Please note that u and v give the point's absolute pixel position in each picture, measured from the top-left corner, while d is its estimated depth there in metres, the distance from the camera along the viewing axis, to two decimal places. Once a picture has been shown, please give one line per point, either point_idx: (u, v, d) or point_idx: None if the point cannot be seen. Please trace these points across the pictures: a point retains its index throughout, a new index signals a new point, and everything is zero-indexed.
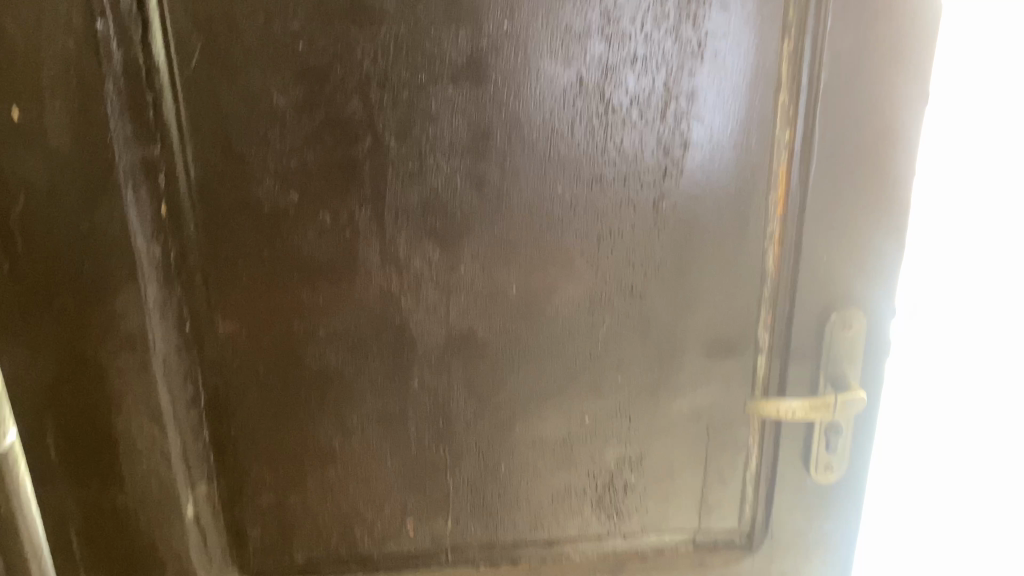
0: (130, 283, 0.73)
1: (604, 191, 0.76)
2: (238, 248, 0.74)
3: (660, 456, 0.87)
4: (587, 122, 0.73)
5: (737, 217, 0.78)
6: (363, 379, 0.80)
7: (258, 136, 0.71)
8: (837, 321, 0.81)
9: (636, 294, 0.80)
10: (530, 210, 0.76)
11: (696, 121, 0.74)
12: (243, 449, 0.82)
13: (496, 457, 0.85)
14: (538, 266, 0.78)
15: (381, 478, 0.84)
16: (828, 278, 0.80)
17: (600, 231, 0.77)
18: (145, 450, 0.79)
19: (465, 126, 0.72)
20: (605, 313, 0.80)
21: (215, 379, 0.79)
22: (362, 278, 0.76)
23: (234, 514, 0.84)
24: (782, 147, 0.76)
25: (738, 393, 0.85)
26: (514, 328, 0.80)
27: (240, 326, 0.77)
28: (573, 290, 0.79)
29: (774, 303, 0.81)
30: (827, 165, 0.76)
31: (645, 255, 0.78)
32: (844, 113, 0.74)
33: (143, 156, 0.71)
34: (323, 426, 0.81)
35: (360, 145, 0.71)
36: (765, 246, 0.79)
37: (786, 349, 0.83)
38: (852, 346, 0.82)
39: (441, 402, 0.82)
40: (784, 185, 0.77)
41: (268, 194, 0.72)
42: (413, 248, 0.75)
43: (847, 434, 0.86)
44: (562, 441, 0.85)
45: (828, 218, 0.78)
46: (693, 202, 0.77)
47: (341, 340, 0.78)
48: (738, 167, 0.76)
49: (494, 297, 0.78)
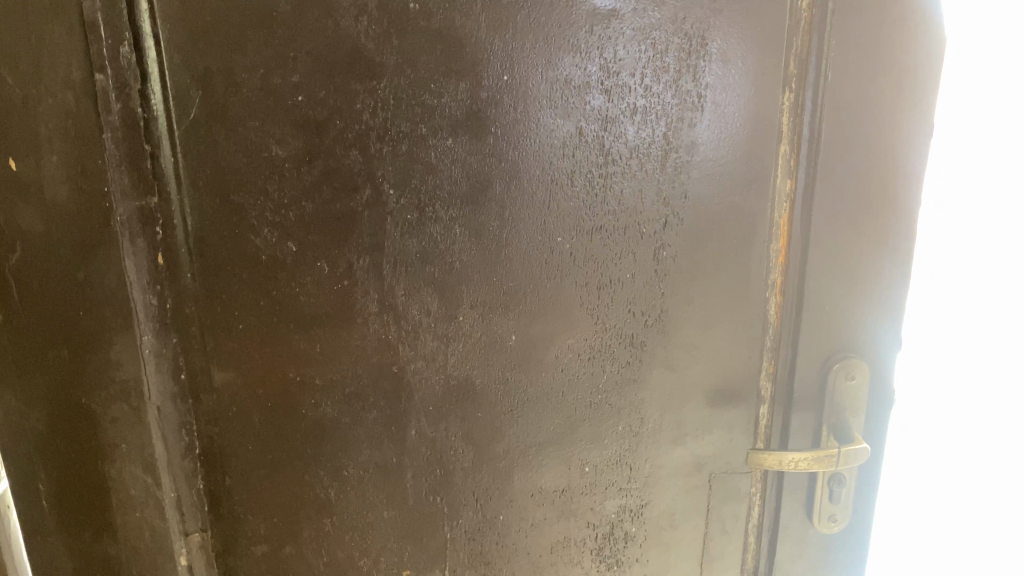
0: (125, 333, 0.72)
1: (604, 241, 0.75)
2: (235, 298, 0.74)
3: (662, 506, 0.85)
4: (586, 172, 0.73)
5: (738, 268, 0.77)
6: (360, 428, 0.79)
7: (256, 187, 0.70)
8: (841, 370, 0.80)
9: (637, 344, 0.79)
10: (529, 259, 0.75)
11: (697, 172, 0.73)
12: (237, 498, 0.80)
13: (494, 508, 0.84)
14: (537, 314, 0.77)
15: (377, 528, 0.83)
16: (832, 327, 0.79)
17: (600, 281, 0.76)
18: (138, 500, 0.78)
19: (464, 176, 0.71)
20: (606, 362, 0.79)
21: (210, 428, 0.78)
22: (360, 326, 0.75)
23: (227, 563, 0.83)
24: (782, 199, 0.76)
25: (740, 443, 0.84)
26: (512, 376, 0.79)
27: (236, 375, 0.76)
28: (572, 339, 0.78)
29: (776, 351, 0.81)
30: (829, 215, 0.75)
31: (646, 305, 0.77)
32: (845, 164, 0.74)
33: (140, 207, 0.70)
34: (319, 475, 0.80)
35: (359, 195, 0.71)
36: (767, 294, 0.79)
37: (788, 399, 0.82)
38: (855, 396, 0.81)
39: (439, 451, 0.81)
40: (785, 235, 0.77)
41: (266, 244, 0.72)
42: (411, 297, 0.75)
43: (850, 484, 0.85)
44: (561, 492, 0.83)
45: (832, 268, 0.77)
46: (694, 252, 0.76)
47: (338, 389, 0.77)
48: (739, 217, 0.75)
49: (493, 344, 0.78)
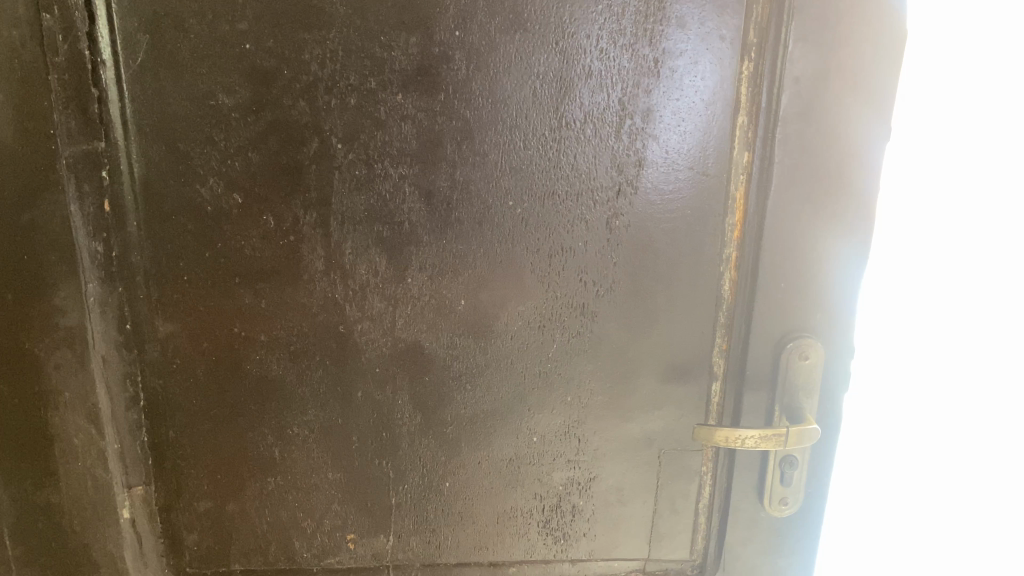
0: (70, 280, 0.72)
1: (557, 207, 0.74)
2: (180, 249, 0.73)
3: (610, 481, 0.84)
4: (539, 136, 0.71)
5: (692, 242, 0.76)
6: (305, 387, 0.78)
7: (202, 135, 0.70)
8: (794, 350, 0.78)
9: (588, 314, 0.78)
10: (480, 223, 0.74)
11: (651, 140, 0.72)
12: (180, 453, 0.80)
13: (441, 474, 0.83)
14: (487, 279, 0.76)
15: (321, 490, 0.82)
16: (788, 306, 0.77)
17: (552, 247, 0.75)
18: (81, 449, 0.78)
19: (414, 133, 0.70)
20: (556, 331, 0.78)
21: (155, 380, 0.78)
22: (306, 284, 0.75)
23: (170, 517, 0.83)
24: (740, 172, 0.74)
25: (691, 421, 0.83)
26: (461, 341, 0.78)
27: (180, 327, 0.76)
28: (522, 306, 0.77)
29: (729, 329, 0.79)
30: (786, 191, 0.73)
31: (597, 275, 0.76)
32: (804, 138, 0.71)
33: (87, 151, 0.70)
34: (263, 432, 0.80)
35: (306, 148, 0.71)
36: (722, 269, 0.77)
37: (741, 378, 0.80)
38: (808, 375, 0.79)
39: (385, 414, 0.80)
40: (741, 209, 0.75)
41: (212, 194, 0.72)
42: (359, 256, 0.74)
43: (801, 466, 0.83)
44: (508, 461, 0.83)
45: (787, 245, 0.75)
46: (648, 223, 0.75)
47: (284, 345, 0.77)
48: (695, 189, 0.74)
49: (442, 308, 0.77)
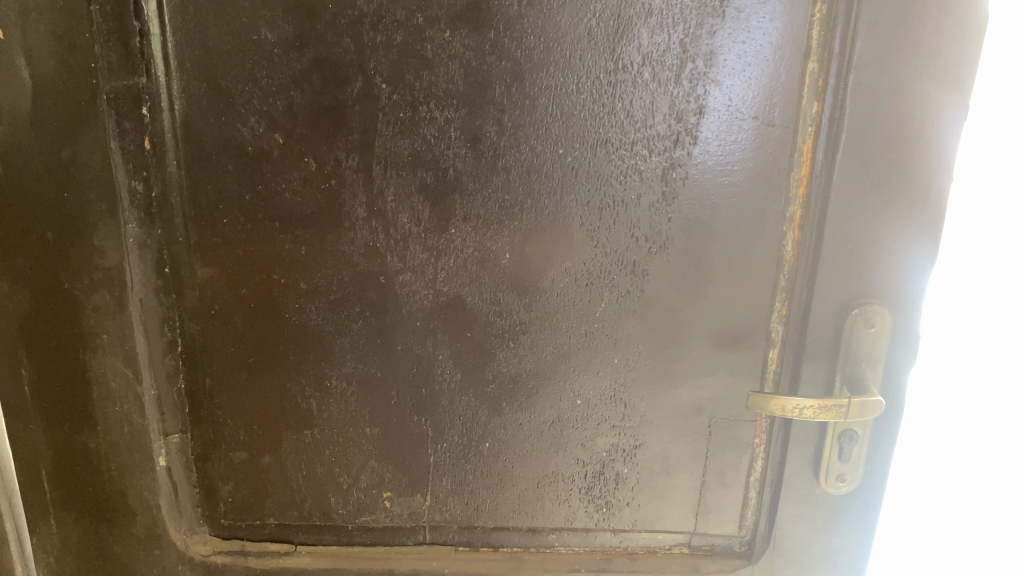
0: (109, 219, 0.70)
1: (609, 156, 0.70)
2: (221, 191, 0.71)
3: (656, 449, 0.81)
4: (593, 79, 0.68)
5: (752, 198, 0.72)
6: (344, 339, 0.76)
7: (245, 72, 0.68)
8: (859, 317, 0.73)
9: (639, 273, 0.74)
10: (527, 172, 0.70)
11: (713, 86, 0.68)
12: (217, 402, 0.79)
13: (481, 433, 0.80)
14: (534, 232, 0.72)
15: (358, 446, 0.80)
16: (854, 270, 0.72)
17: (603, 200, 0.71)
18: (118, 394, 0.76)
19: (461, 74, 0.67)
20: (604, 289, 0.74)
21: (193, 325, 0.76)
22: (347, 231, 0.72)
23: (205, 468, 0.82)
24: (808, 125, 0.70)
25: (744, 389, 0.79)
26: (505, 297, 0.75)
27: (218, 273, 0.74)
28: (568, 262, 0.73)
29: (790, 292, 0.75)
30: (857, 146, 0.68)
31: (651, 230, 0.72)
32: (879, 88, 0.66)
33: (128, 86, 0.67)
34: (300, 383, 0.78)
35: (350, 88, 0.68)
36: (784, 229, 0.73)
37: (801, 346, 0.76)
38: (874, 345, 0.74)
39: (426, 370, 0.77)
40: (808, 164, 0.71)
41: (253, 134, 0.70)
42: (401, 203, 0.71)
43: (861, 441, 0.78)
44: (551, 423, 0.80)
45: (857, 205, 0.70)
46: (707, 176, 0.71)
47: (322, 295, 0.74)
48: (758, 140, 0.70)
49: (486, 261, 0.73)
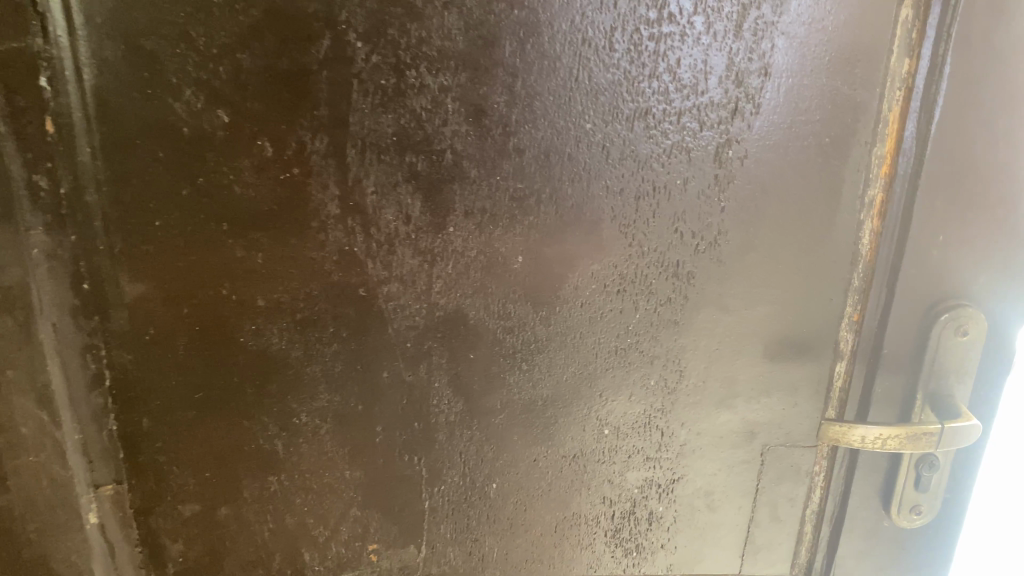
0: (5, 223, 0.54)
1: (649, 132, 0.55)
2: (150, 185, 0.55)
3: (698, 483, 0.67)
4: (632, 31, 0.52)
5: (825, 181, 0.58)
6: (317, 366, 0.61)
7: (175, 29, 0.51)
8: (950, 323, 0.60)
9: (684, 276, 0.60)
10: (545, 152, 0.56)
11: (781, 38, 0.54)
12: (159, 446, 0.63)
13: (486, 472, 0.66)
14: (553, 230, 0.58)
15: (337, 492, 0.66)
16: (945, 265, 0.59)
17: (640, 187, 0.57)
18: (33, 443, 0.60)
19: (460, 28, 0.52)
20: (639, 298, 0.60)
21: (125, 354, 0.60)
22: (316, 233, 0.56)
23: (149, 523, 0.66)
24: (897, 87, 0.55)
25: (806, 410, 0.65)
26: (517, 310, 0.60)
27: (152, 289, 0.58)
28: (595, 264, 0.59)
29: (864, 294, 0.61)
30: (956, 111, 0.55)
31: (700, 224, 0.58)
32: (991, 40, 0.53)
33: (18, 49, 0.51)
34: (263, 421, 0.63)
35: (316, 48, 0.52)
36: (861, 217, 0.59)
37: (875, 357, 0.63)
38: (963, 356, 0.61)
39: (420, 401, 0.62)
40: (894, 138, 0.57)
41: (189, 111, 0.53)
42: (385, 196, 0.56)
43: (942, 468, 0.64)
44: (571, 458, 0.66)
45: (953, 185, 0.57)
46: (770, 153, 0.56)
47: (287, 313, 0.59)
48: (837, 108, 0.56)
49: (493, 267, 0.58)
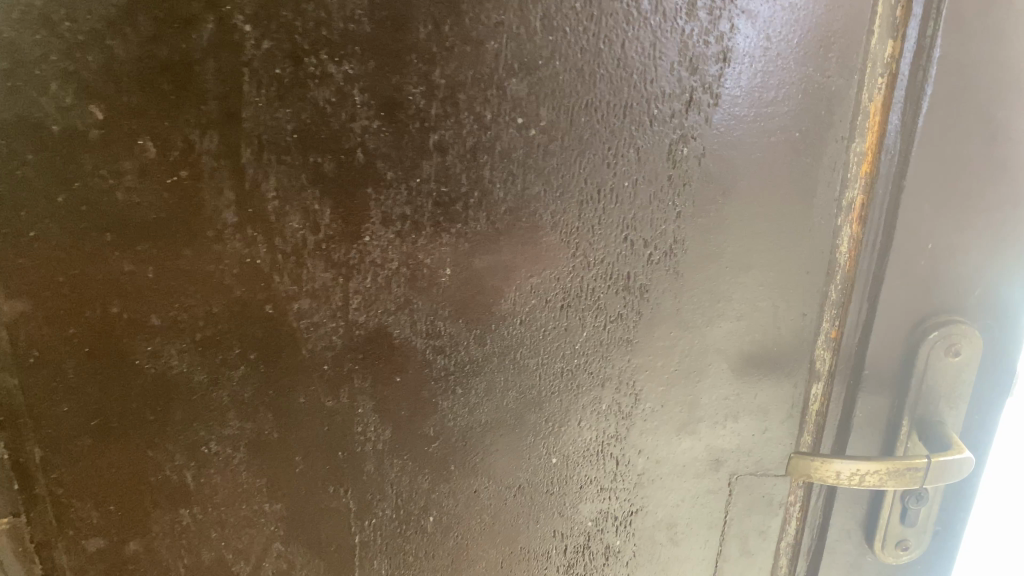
0: None
1: (592, 127, 0.48)
2: (19, 191, 0.47)
3: (659, 515, 0.61)
4: (568, 10, 0.45)
5: (795, 182, 0.50)
6: (224, 391, 0.54)
7: (33, 12, 0.43)
8: (939, 341, 0.53)
9: (636, 289, 0.53)
10: (473, 150, 0.48)
11: (741, 18, 0.46)
12: (56, 478, 0.56)
13: (422, 504, 0.59)
14: (485, 239, 0.51)
15: (257, 525, 0.59)
16: (935, 278, 0.51)
17: (582, 190, 0.50)
18: None
19: (365, 7, 0.44)
20: (585, 314, 0.53)
21: (9, 379, 0.52)
22: (213, 244, 0.50)
23: (51, 558, 0.59)
24: (879, 73, 0.48)
25: (777, 435, 0.58)
26: (448, 329, 0.53)
27: (34, 307, 0.51)
28: (535, 277, 0.52)
29: (843, 308, 0.55)
30: (950, 103, 0.47)
31: (653, 232, 0.51)
32: (987, 19, 0.45)
33: None
34: (168, 451, 0.56)
35: (197, 33, 0.45)
36: (839, 221, 0.52)
37: (855, 379, 0.56)
38: (955, 378, 0.54)
39: (343, 428, 0.56)
40: (876, 131, 0.50)
41: (57, 107, 0.46)
42: (287, 201, 0.48)
43: (931, 500, 0.57)
44: (517, 489, 0.59)
45: (945, 187, 0.49)
46: (732, 151, 0.49)
47: (186, 332, 0.52)
48: (808, 98, 0.48)
49: (417, 280, 0.51)
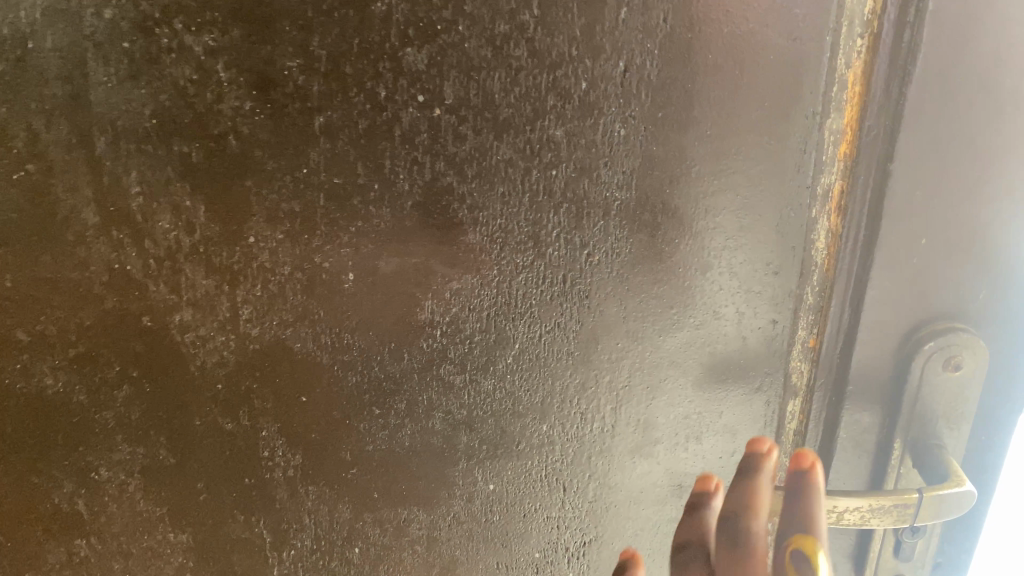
0: None
1: (511, 105, 0.40)
2: None
3: (617, 546, 0.53)
4: None
5: (757, 168, 0.42)
6: (108, 412, 0.47)
7: None
8: (936, 353, 0.44)
9: (575, 295, 0.45)
10: (368, 133, 0.40)
11: None
12: None
13: (346, 534, 0.52)
14: (392, 240, 0.43)
15: (163, 558, 0.53)
16: (930, 280, 0.42)
17: (504, 181, 0.42)
18: None
19: None
20: (518, 324, 0.46)
21: None
22: (75, 248, 0.43)
23: None
24: (858, 34, 0.39)
25: None
26: (357, 342, 0.45)
27: None
28: (456, 283, 0.44)
29: (822, 315, 0.46)
30: (947, 69, 0.37)
31: (595, 232, 0.43)
32: None
33: None
34: (55, 478, 0.50)
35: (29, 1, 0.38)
36: (814, 213, 0.43)
37: (837, 396, 0.47)
38: (956, 396, 0.44)
39: (248, 452, 0.49)
40: (857, 104, 0.40)
41: None
42: (154, 198, 0.42)
43: (930, 532, 0.49)
44: (452, 518, 0.52)
45: (942, 172, 0.40)
46: (682, 130, 0.41)
47: (57, 348, 0.46)
48: (775, 67, 0.40)
49: (316, 288, 0.44)
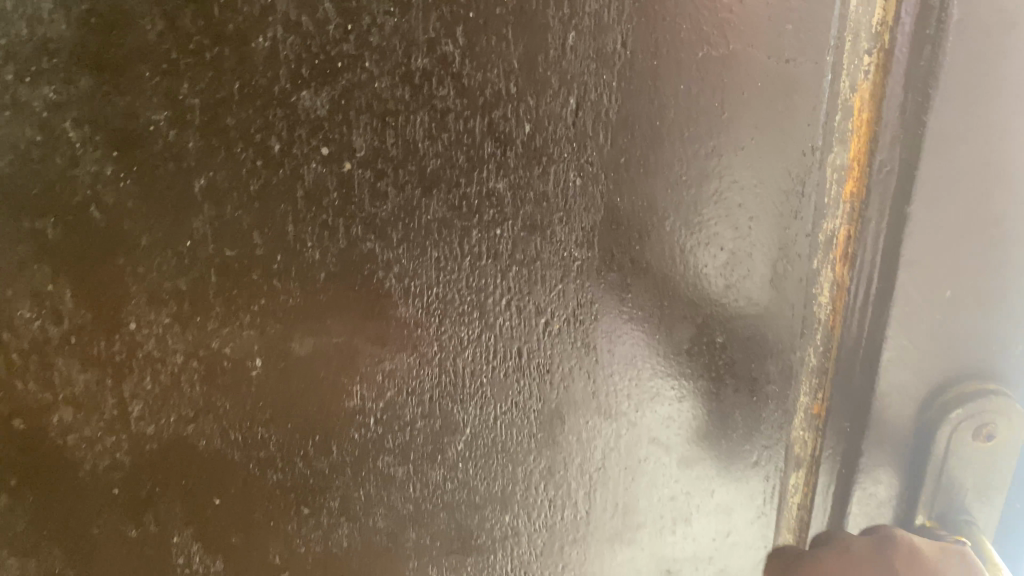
0: None
1: (441, 153, 0.34)
2: None
3: None
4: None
5: (745, 216, 0.35)
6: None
7: None
8: (969, 423, 0.35)
9: (534, 370, 0.37)
10: (280, 190, 0.35)
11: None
12: None
13: None
14: (305, 320, 0.37)
15: None
16: (959, 332, 0.35)
17: (433, 245, 0.36)
18: None
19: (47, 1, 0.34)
20: (469, 406, 0.38)
21: None
22: None
23: None
24: (864, 49, 0.32)
25: (748, 542, 0.40)
26: (274, 436, 0.38)
27: None
28: (388, 364, 0.37)
29: (824, 377, 0.37)
30: (975, 79, 0.31)
31: (551, 297, 0.36)
32: None
33: None
34: None
35: None
36: (814, 263, 0.36)
37: (852, 479, 0.38)
38: (992, 475, 0.36)
39: (156, 561, 0.40)
40: (866, 130, 0.33)
41: None
42: (13, 286, 0.37)
43: None
44: None
45: (970, 201, 0.32)
46: (649, 175, 0.35)
47: None
48: (761, 93, 0.33)
49: (217, 378, 0.38)
